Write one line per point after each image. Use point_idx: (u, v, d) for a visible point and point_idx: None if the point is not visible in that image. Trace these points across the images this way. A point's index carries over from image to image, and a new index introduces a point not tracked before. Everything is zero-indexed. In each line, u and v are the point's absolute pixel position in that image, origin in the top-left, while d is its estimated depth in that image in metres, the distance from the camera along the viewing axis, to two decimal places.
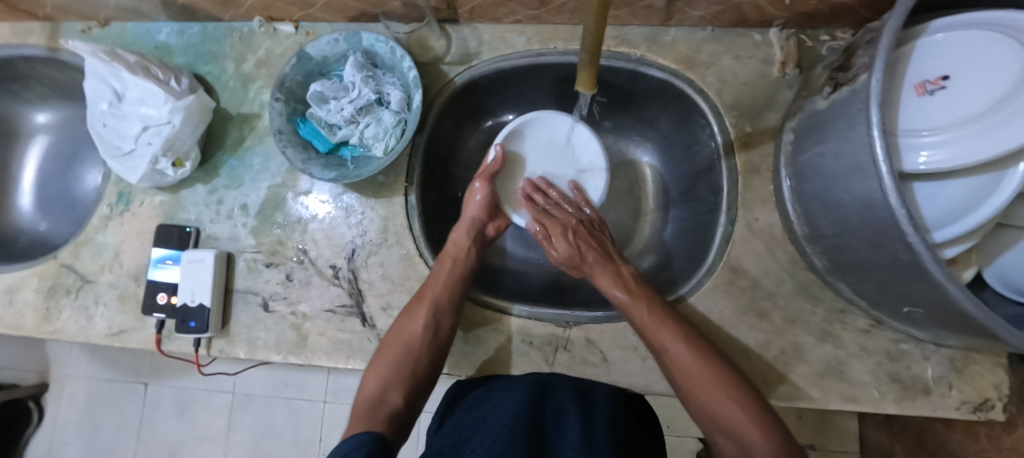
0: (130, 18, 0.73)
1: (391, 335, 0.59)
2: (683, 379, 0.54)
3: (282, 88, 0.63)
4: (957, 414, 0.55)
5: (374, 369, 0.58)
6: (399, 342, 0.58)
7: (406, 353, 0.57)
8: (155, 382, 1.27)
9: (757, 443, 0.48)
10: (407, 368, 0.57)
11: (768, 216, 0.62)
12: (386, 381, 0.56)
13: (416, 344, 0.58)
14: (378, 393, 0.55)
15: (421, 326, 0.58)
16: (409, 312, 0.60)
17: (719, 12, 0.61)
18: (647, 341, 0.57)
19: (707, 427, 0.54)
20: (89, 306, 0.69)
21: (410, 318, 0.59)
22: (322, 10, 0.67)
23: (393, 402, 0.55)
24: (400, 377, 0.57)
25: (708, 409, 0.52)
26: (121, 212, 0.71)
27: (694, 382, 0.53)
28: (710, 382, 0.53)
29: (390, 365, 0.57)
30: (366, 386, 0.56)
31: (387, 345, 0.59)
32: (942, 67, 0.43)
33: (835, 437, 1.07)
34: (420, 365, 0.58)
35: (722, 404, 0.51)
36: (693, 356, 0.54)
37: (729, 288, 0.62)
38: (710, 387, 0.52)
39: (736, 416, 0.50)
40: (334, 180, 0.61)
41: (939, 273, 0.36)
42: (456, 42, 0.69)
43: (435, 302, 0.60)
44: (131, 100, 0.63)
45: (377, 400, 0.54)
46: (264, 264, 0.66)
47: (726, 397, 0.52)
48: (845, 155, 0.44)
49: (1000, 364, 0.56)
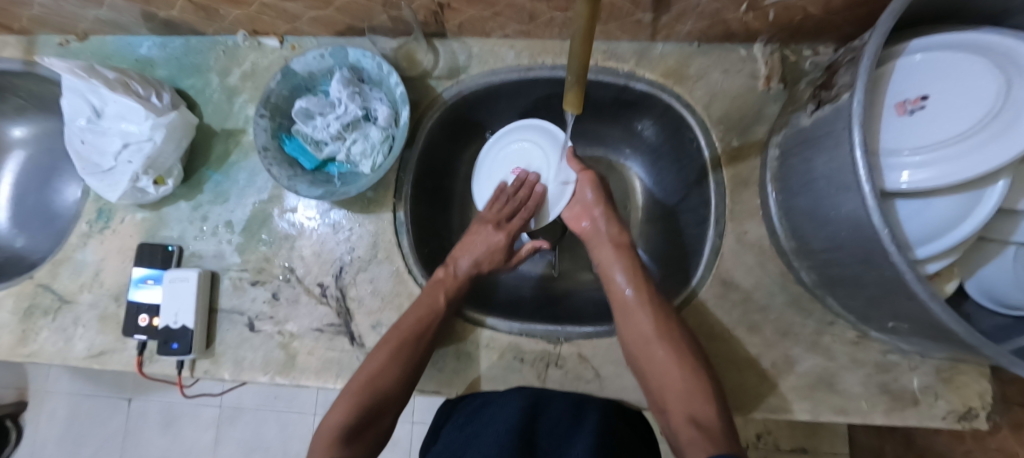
0: (109, 31, 0.71)
1: (373, 360, 0.56)
2: (637, 350, 0.57)
3: (268, 104, 0.62)
4: (943, 424, 0.56)
5: (343, 402, 0.54)
6: (378, 370, 0.55)
7: (389, 380, 0.55)
8: (139, 397, 1.24)
9: (706, 414, 0.50)
10: (389, 395, 0.55)
11: (756, 230, 0.63)
12: (365, 409, 0.54)
13: (391, 374, 0.55)
14: (349, 426, 0.52)
15: (395, 354, 0.56)
16: (393, 338, 0.57)
17: (705, 27, 0.62)
18: (619, 299, 0.62)
19: (657, 394, 0.55)
20: (68, 328, 0.67)
21: (393, 346, 0.57)
22: (308, 24, 0.66)
23: (372, 425, 0.54)
24: (380, 402, 0.54)
25: (670, 383, 0.54)
26: (101, 230, 0.69)
27: (654, 349, 0.55)
28: (667, 355, 0.55)
29: (360, 396, 0.54)
30: (340, 411, 0.53)
31: (359, 372, 0.56)
32: (921, 86, 0.43)
33: (825, 438, 1.08)
34: (402, 391, 0.56)
35: (670, 373, 0.54)
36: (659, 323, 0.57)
37: (720, 301, 0.62)
38: (667, 354, 0.55)
39: (680, 382, 0.53)
40: (321, 197, 0.60)
41: (923, 291, 0.37)
42: (445, 56, 0.68)
43: (425, 333, 0.58)
44: (111, 116, 0.62)
45: (349, 431, 0.52)
46: (251, 282, 0.65)
47: (674, 365, 0.54)
48: (831, 172, 0.44)
49: (984, 373, 0.57)
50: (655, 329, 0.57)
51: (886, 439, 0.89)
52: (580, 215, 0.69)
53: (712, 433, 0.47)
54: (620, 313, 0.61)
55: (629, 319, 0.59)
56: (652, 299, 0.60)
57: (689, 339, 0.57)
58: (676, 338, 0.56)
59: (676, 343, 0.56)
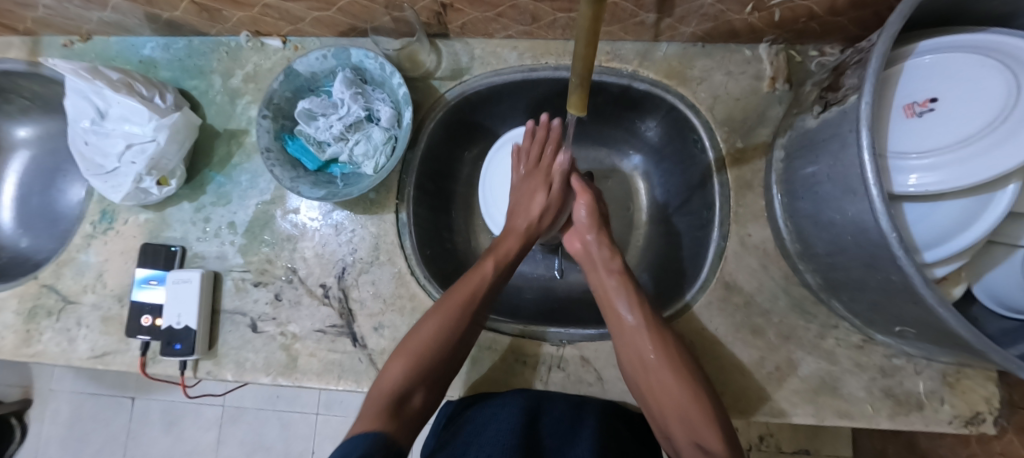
0: (113, 32, 0.71)
1: (418, 329, 0.55)
2: (637, 375, 0.56)
3: (270, 105, 0.62)
4: (948, 428, 0.56)
5: (399, 357, 0.53)
6: (427, 334, 0.54)
7: (434, 350, 0.53)
8: (142, 396, 1.24)
9: (710, 440, 0.48)
10: (437, 363, 0.54)
11: (760, 232, 0.62)
12: (411, 379, 0.52)
13: (449, 339, 0.54)
14: (401, 391, 0.51)
15: (458, 319, 0.55)
16: (443, 304, 0.56)
17: (709, 28, 0.61)
18: (614, 319, 0.59)
19: (659, 417, 0.54)
20: (71, 328, 0.67)
21: (441, 311, 0.55)
22: (311, 26, 0.66)
23: (414, 400, 0.51)
24: (425, 375, 0.53)
25: (675, 404, 0.52)
26: (104, 231, 0.69)
27: (654, 376, 0.54)
28: (667, 379, 0.53)
29: (415, 360, 0.53)
30: (389, 377, 0.52)
31: (414, 335, 0.55)
32: (930, 88, 0.43)
33: (829, 440, 1.08)
34: (447, 361, 0.55)
35: (672, 395, 0.52)
36: (654, 344, 0.55)
37: (723, 304, 0.62)
38: (667, 376, 0.53)
39: (682, 405, 0.51)
40: (323, 198, 0.60)
41: (930, 295, 0.37)
42: (447, 57, 0.68)
43: (474, 298, 0.57)
44: (114, 117, 0.62)
45: (399, 397, 0.50)
46: (253, 284, 0.65)
47: (678, 387, 0.52)
48: (836, 176, 0.44)
49: (990, 377, 0.56)
50: (658, 355, 0.54)
51: (890, 442, 0.88)
52: (575, 238, 0.69)
53: None
54: (615, 335, 0.58)
55: (627, 345, 0.57)
56: (651, 323, 0.57)
57: (691, 363, 0.55)
58: (675, 360, 0.54)
59: (677, 366, 0.54)
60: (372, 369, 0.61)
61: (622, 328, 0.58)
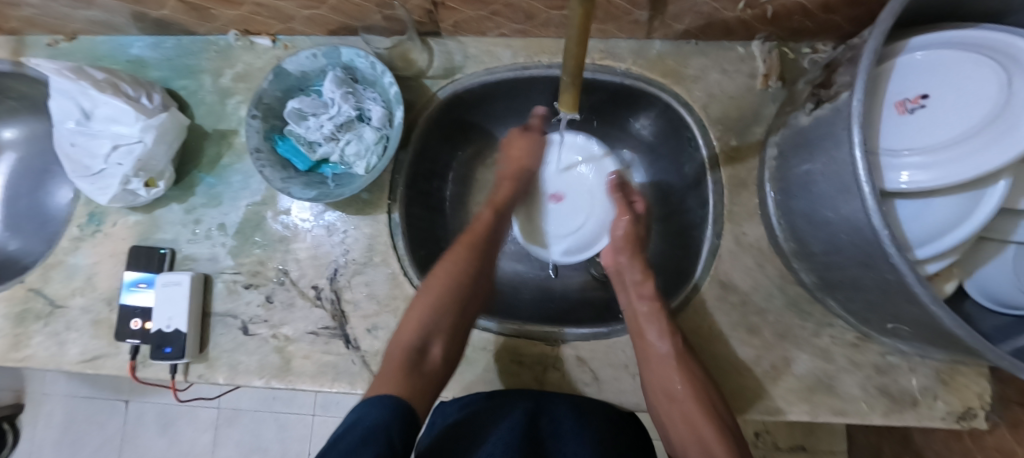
0: (100, 31, 0.70)
1: (429, 283, 0.57)
2: (659, 403, 0.55)
3: (260, 105, 0.61)
4: (942, 425, 0.56)
5: (415, 310, 0.55)
6: (438, 282, 0.56)
7: (450, 298, 0.55)
8: (135, 399, 1.23)
9: None
10: (452, 314, 0.55)
11: (755, 230, 0.62)
12: (428, 331, 0.53)
13: (459, 287, 0.56)
14: (419, 342, 0.52)
15: (464, 265, 0.58)
16: (451, 254, 0.59)
17: (703, 25, 0.61)
18: (640, 342, 0.56)
19: (678, 446, 0.53)
20: (60, 332, 0.66)
21: (450, 259, 0.59)
22: (301, 24, 0.65)
23: (433, 352, 0.52)
24: (442, 328, 0.54)
25: (695, 438, 0.50)
26: (93, 233, 0.68)
27: (677, 407, 0.52)
28: (690, 413, 0.51)
29: (431, 307, 0.54)
30: (405, 332, 0.53)
31: (427, 286, 0.57)
32: (921, 86, 0.42)
33: (825, 436, 1.09)
34: (464, 311, 0.56)
35: (695, 430, 0.50)
36: (677, 374, 0.53)
37: (718, 302, 0.62)
38: (691, 410, 0.51)
39: (704, 442, 0.49)
40: (314, 199, 0.59)
41: (923, 293, 0.36)
42: (440, 55, 0.67)
43: (476, 242, 0.61)
44: (101, 118, 0.61)
45: (418, 348, 0.52)
46: (245, 286, 0.64)
47: (701, 422, 0.50)
48: (830, 174, 0.44)
49: (983, 374, 0.57)
50: (686, 387, 0.52)
51: (884, 438, 0.89)
52: (609, 255, 0.66)
53: None
54: (642, 360, 0.56)
55: (649, 365, 0.55)
56: (682, 356, 0.54)
57: (716, 396, 0.53)
58: (701, 395, 0.52)
59: (703, 398, 0.52)
60: (367, 370, 0.61)
61: (648, 351, 0.55)
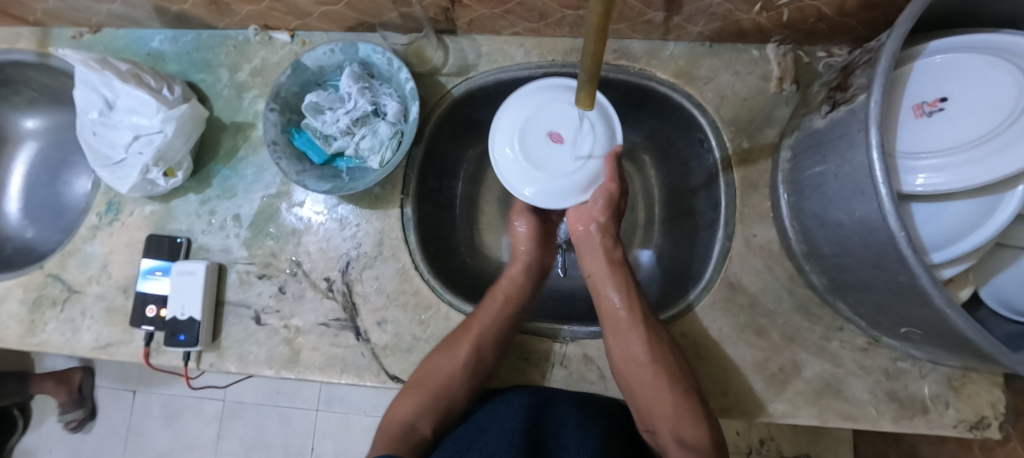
0: (122, 24, 0.72)
1: (425, 368, 0.58)
2: (624, 371, 0.57)
3: (278, 99, 0.62)
4: (953, 433, 0.56)
5: (409, 393, 0.57)
6: (434, 369, 0.57)
7: (441, 388, 0.57)
8: (143, 390, 1.25)
9: (693, 439, 0.50)
10: (443, 399, 0.57)
11: (765, 233, 0.62)
12: (419, 410, 0.56)
13: (455, 383, 0.57)
14: (409, 420, 0.56)
15: (460, 363, 0.57)
16: (449, 345, 0.58)
17: (717, 27, 0.61)
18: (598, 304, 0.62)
19: (644, 414, 0.56)
20: (75, 319, 0.67)
21: (449, 353, 0.58)
22: (318, 20, 0.66)
23: (422, 430, 0.56)
24: (433, 408, 0.57)
25: (649, 404, 0.55)
26: (110, 222, 0.69)
27: (635, 370, 0.56)
28: (653, 377, 0.54)
29: (423, 395, 0.57)
30: (399, 410, 0.57)
31: (425, 371, 0.58)
32: (941, 88, 0.42)
33: (830, 446, 1.08)
34: (454, 396, 0.58)
35: (658, 396, 0.54)
36: (638, 338, 0.56)
37: (727, 304, 0.62)
38: (648, 373, 0.55)
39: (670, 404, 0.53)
40: (329, 192, 0.60)
41: (938, 296, 0.36)
42: (454, 53, 0.68)
43: (479, 339, 0.58)
44: (122, 108, 0.62)
45: (408, 427, 0.55)
46: (257, 276, 0.65)
47: (662, 386, 0.54)
48: (844, 175, 0.44)
49: (997, 382, 0.56)
50: (646, 351, 0.55)
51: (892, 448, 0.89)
52: (579, 219, 0.63)
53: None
54: (606, 325, 0.59)
55: (614, 331, 0.58)
56: (642, 317, 0.58)
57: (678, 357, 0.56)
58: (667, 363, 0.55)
59: (664, 362, 0.55)
60: (375, 363, 0.61)
61: (605, 308, 0.60)
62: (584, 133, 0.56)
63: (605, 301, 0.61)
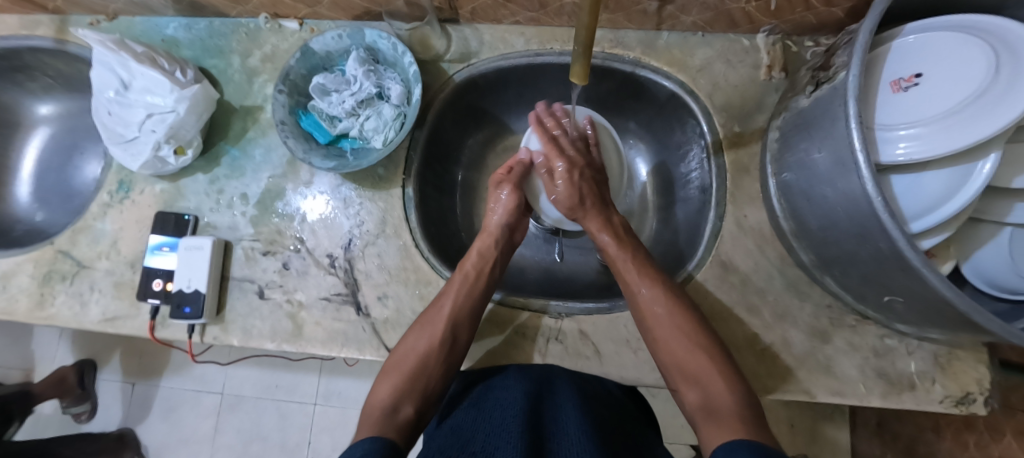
0: (138, 12, 0.75)
1: (403, 350, 0.57)
2: (652, 330, 0.57)
3: (287, 81, 0.64)
4: (940, 408, 0.57)
5: (389, 376, 0.56)
6: (411, 349, 0.57)
7: (420, 367, 0.56)
8: (141, 382, 1.26)
9: (719, 393, 0.50)
10: (421, 380, 0.55)
11: (757, 214, 0.64)
12: (400, 392, 0.54)
13: (433, 360, 0.57)
14: (391, 403, 0.52)
15: (437, 338, 0.57)
16: (426, 326, 0.58)
17: (710, 17, 0.64)
18: (624, 284, 0.62)
19: (669, 375, 0.56)
20: (84, 292, 0.69)
21: (426, 332, 0.58)
22: (328, 8, 0.69)
23: (405, 412, 0.52)
24: (413, 390, 0.54)
25: (681, 366, 0.54)
26: (120, 200, 0.71)
27: (662, 334, 0.56)
28: (675, 337, 0.55)
29: (407, 375, 0.55)
30: (377, 395, 0.54)
31: (403, 354, 0.57)
32: (917, 65, 0.44)
33: (827, 447, 1.11)
34: (432, 377, 0.56)
35: (682, 355, 0.54)
36: (661, 308, 0.57)
37: (719, 282, 0.63)
38: (671, 333, 0.55)
39: (690, 365, 0.53)
40: (333, 169, 0.62)
41: (915, 259, 0.38)
42: (457, 41, 0.71)
43: (453, 317, 0.59)
44: (137, 88, 0.65)
45: (389, 410, 0.52)
46: (262, 253, 0.67)
47: (689, 346, 0.54)
48: (827, 148, 0.46)
49: (982, 359, 0.57)
50: (665, 311, 0.57)
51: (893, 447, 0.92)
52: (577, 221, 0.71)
53: (725, 415, 0.48)
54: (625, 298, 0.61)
55: (635, 306, 0.59)
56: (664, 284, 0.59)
57: (697, 318, 0.57)
58: (681, 323, 0.55)
59: (683, 323, 0.56)
60: (376, 337, 0.63)
61: (632, 295, 0.60)
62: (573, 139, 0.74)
63: (618, 269, 0.63)
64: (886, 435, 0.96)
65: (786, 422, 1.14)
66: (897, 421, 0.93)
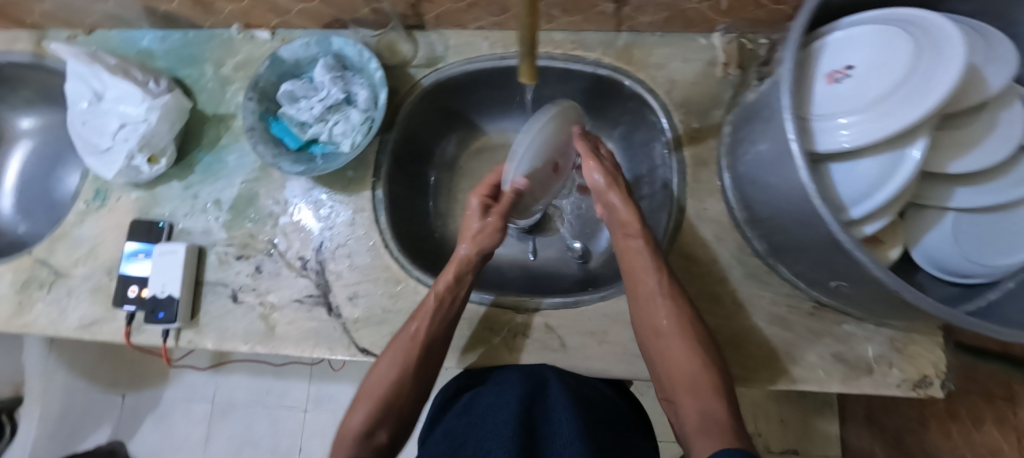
0: (114, 25, 0.77)
1: (376, 375, 0.55)
2: (660, 336, 0.55)
3: (256, 88, 0.66)
4: (898, 392, 0.58)
5: (363, 400, 0.54)
6: (384, 376, 0.55)
7: (394, 392, 0.54)
8: (132, 392, 1.27)
9: (715, 406, 0.48)
10: (396, 405, 0.54)
11: (716, 206, 0.66)
12: (376, 418, 0.52)
13: (408, 385, 0.55)
14: (365, 429, 0.51)
15: (410, 365, 0.56)
16: (398, 352, 0.56)
17: (665, 17, 0.66)
18: (635, 288, 0.58)
19: (665, 382, 0.54)
20: (62, 299, 0.70)
21: (398, 359, 0.56)
22: (297, 17, 0.71)
23: (381, 438, 0.51)
24: (390, 415, 0.53)
25: (679, 374, 0.52)
26: (97, 208, 0.73)
27: (666, 340, 0.54)
28: (678, 344, 0.53)
29: (381, 399, 0.53)
30: (352, 421, 0.52)
31: (375, 378, 0.55)
32: (850, 58, 0.46)
33: (819, 441, 1.12)
34: (407, 401, 0.55)
35: (682, 363, 0.52)
36: (672, 314, 0.55)
37: (681, 273, 0.65)
38: (677, 341, 0.53)
39: (691, 374, 0.51)
40: (303, 173, 0.64)
41: (848, 242, 0.40)
42: (424, 46, 0.73)
43: (426, 344, 0.57)
44: (111, 98, 0.66)
45: (364, 436, 0.50)
46: (235, 257, 0.68)
47: (689, 359, 0.52)
48: (770, 139, 0.48)
49: (937, 342, 0.59)
50: (673, 320, 0.54)
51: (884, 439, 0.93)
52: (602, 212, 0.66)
53: (719, 427, 0.45)
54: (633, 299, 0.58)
55: (643, 307, 0.56)
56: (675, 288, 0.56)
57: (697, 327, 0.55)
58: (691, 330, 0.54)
59: (690, 336, 0.54)
60: (347, 336, 0.64)
61: (641, 299, 0.57)
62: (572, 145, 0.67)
63: (629, 268, 0.59)
64: (875, 426, 0.97)
65: (776, 418, 1.15)
66: (886, 414, 0.94)
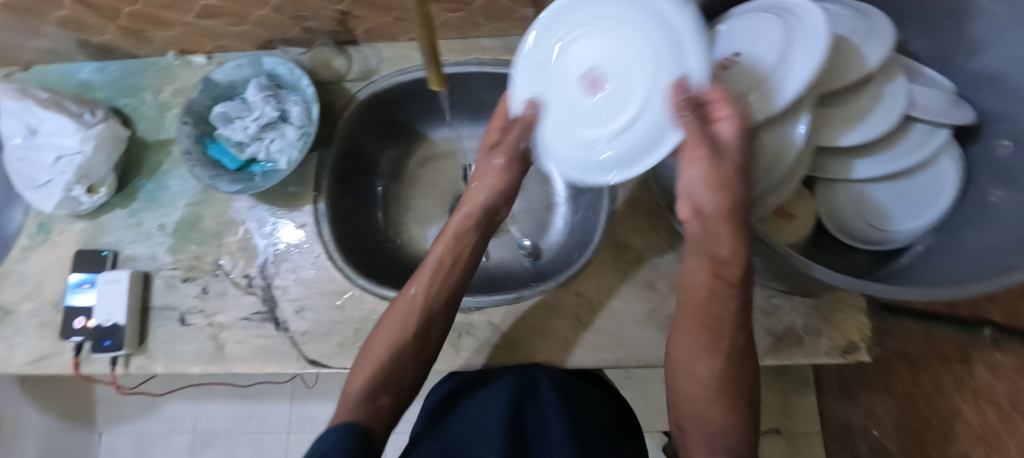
0: (51, 60, 0.77)
1: (378, 337, 0.55)
2: (693, 372, 0.49)
3: (190, 112, 0.68)
4: (827, 360, 0.60)
5: (364, 367, 0.53)
6: (386, 337, 0.55)
7: (396, 357, 0.53)
8: (110, 429, 1.26)
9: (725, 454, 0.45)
10: (399, 370, 0.53)
11: (645, 194, 0.69)
12: (376, 382, 0.51)
13: (412, 344, 0.55)
14: (368, 392, 0.50)
15: (409, 330, 0.55)
16: (399, 314, 0.56)
17: None
18: (696, 318, 0.49)
19: (678, 411, 0.51)
20: (9, 336, 0.69)
21: (399, 320, 0.56)
22: (231, 41, 0.73)
23: (382, 402, 0.50)
24: (390, 382, 0.52)
25: (701, 414, 0.48)
26: (41, 243, 0.73)
27: (697, 381, 0.48)
28: (718, 393, 0.47)
29: (381, 366, 0.53)
30: (353, 385, 0.52)
31: (375, 344, 0.55)
32: (733, 46, 0.50)
33: (799, 417, 1.14)
34: (408, 370, 0.54)
35: (712, 410, 0.47)
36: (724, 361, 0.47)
37: (617, 262, 0.67)
38: (713, 384, 0.47)
39: (717, 422, 0.46)
40: (240, 192, 0.64)
41: None
42: (358, 61, 0.75)
43: (428, 305, 0.57)
44: (45, 133, 0.67)
45: (366, 398, 0.50)
46: (182, 280, 0.69)
47: (723, 411, 0.46)
48: None
49: (860, 308, 0.61)
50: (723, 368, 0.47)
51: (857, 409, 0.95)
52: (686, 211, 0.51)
53: None
54: (686, 327, 0.50)
55: (700, 342, 0.48)
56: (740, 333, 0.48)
57: (752, 384, 0.47)
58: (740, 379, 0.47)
59: (736, 396, 0.47)
60: (296, 350, 0.65)
61: (699, 333, 0.48)
62: (654, 96, 0.45)
63: (689, 298, 0.50)
64: (848, 399, 0.99)
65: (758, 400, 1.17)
66: (859, 388, 0.95)
